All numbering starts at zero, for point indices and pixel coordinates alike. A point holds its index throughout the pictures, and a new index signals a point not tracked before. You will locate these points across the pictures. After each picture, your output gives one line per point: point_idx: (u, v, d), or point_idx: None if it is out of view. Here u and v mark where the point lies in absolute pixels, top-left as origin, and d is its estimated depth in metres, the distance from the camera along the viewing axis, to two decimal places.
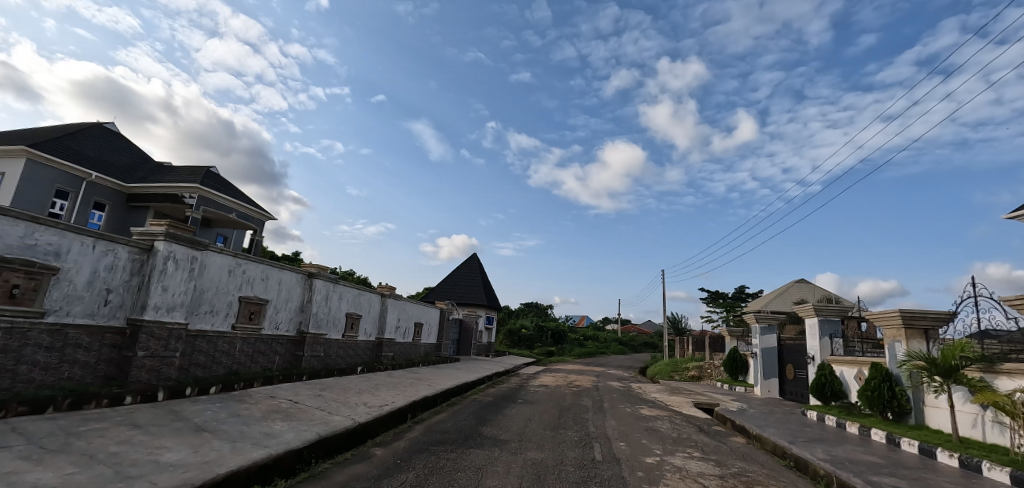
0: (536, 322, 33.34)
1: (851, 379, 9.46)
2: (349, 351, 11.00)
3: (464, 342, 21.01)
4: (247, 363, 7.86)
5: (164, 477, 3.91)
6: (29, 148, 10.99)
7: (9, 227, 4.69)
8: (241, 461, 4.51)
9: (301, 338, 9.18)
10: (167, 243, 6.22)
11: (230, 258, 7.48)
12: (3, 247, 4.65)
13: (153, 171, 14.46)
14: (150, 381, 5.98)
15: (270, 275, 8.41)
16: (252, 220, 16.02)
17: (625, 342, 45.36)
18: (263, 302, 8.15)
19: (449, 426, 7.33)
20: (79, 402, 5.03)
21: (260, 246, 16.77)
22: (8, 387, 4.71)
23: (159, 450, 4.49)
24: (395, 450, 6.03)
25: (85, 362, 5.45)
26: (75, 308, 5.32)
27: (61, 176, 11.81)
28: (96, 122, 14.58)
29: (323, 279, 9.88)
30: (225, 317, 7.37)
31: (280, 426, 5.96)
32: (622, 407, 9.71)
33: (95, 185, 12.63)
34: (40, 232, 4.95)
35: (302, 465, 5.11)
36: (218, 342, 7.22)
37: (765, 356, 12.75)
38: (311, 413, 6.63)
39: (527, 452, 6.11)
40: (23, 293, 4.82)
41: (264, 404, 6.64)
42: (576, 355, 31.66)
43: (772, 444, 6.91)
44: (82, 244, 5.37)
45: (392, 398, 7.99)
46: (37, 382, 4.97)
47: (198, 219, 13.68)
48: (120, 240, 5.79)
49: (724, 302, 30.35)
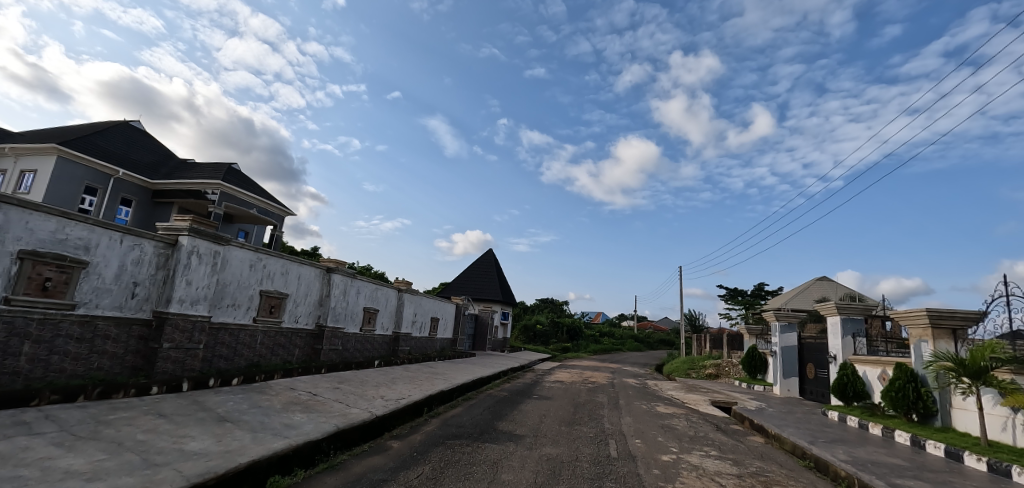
0: (552, 318, 33.35)
1: (874, 379, 9.23)
2: (366, 345, 11.13)
3: (480, 337, 20.99)
4: (267, 356, 8.01)
5: (188, 465, 4.01)
6: (59, 146, 11.39)
7: (41, 222, 4.84)
8: (261, 451, 4.61)
9: (320, 331, 9.33)
10: (190, 238, 6.37)
11: (252, 253, 7.61)
12: (36, 241, 4.80)
13: (177, 169, 14.79)
14: (174, 372, 6.15)
15: (290, 270, 8.52)
16: (272, 216, 16.29)
17: (642, 339, 45.06)
18: (283, 296, 8.29)
19: (465, 420, 7.36)
20: (107, 391, 5.20)
21: (280, 241, 17.05)
22: (41, 376, 4.88)
23: (184, 439, 4.62)
24: (411, 443, 6.10)
25: (114, 353, 5.63)
26: (104, 300, 5.48)
27: (90, 173, 12.18)
28: (122, 121, 15.07)
29: (341, 275, 9.97)
30: (247, 310, 7.52)
31: (299, 417, 6.07)
32: (638, 405, 9.64)
33: (123, 181, 12.98)
34: (70, 227, 5.11)
35: (321, 455, 5.21)
36: (239, 335, 7.37)
37: (785, 355, 12.52)
38: (329, 405, 6.74)
39: (543, 447, 6.11)
40: (55, 286, 5.00)
41: (284, 395, 6.76)
42: (593, 350, 31.55)
43: (792, 444, 6.78)
44: (110, 238, 5.53)
45: (409, 392, 8.06)
46: (69, 372, 5.15)
47: (221, 215, 13.98)
48: (145, 235, 5.94)
49: (743, 298, 29.87)
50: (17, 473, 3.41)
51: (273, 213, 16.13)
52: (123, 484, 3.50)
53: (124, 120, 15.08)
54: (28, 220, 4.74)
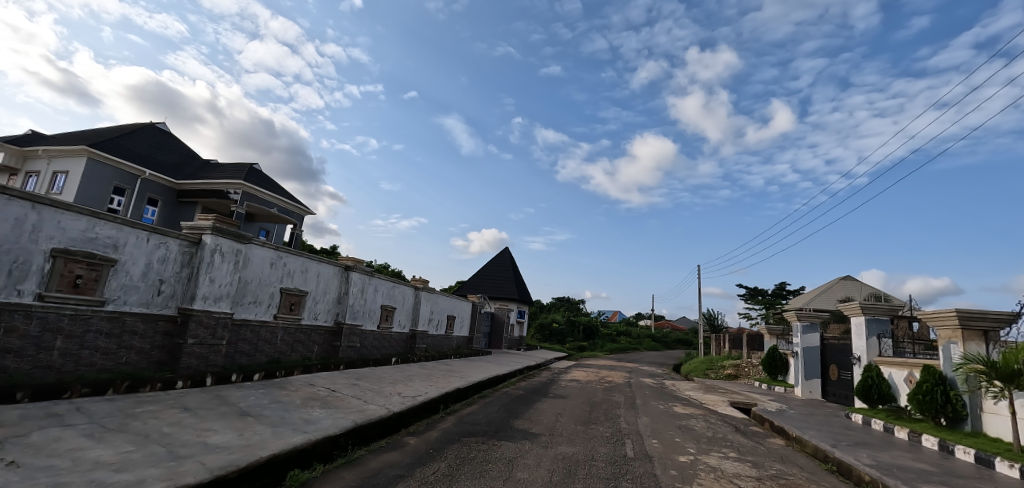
0: (568, 316, 33.25)
1: (900, 381, 8.98)
2: (383, 342, 11.23)
3: (495, 336, 20.98)
4: (288, 352, 8.17)
5: (211, 458, 4.11)
6: (89, 148, 11.78)
7: (72, 222, 5.02)
8: (282, 445, 4.71)
9: (338, 328, 9.45)
10: (213, 237, 6.53)
11: (272, 251, 7.75)
12: (68, 240, 4.98)
13: (201, 169, 15.17)
14: (198, 367, 6.31)
15: (309, 268, 8.66)
16: (292, 215, 16.57)
17: (659, 338, 44.63)
18: (302, 294, 8.41)
19: (480, 417, 7.38)
20: (135, 385, 5.37)
21: (300, 240, 17.34)
22: (72, 370, 5.06)
23: (207, 432, 4.74)
24: (428, 439, 6.15)
25: (141, 348, 5.80)
26: (131, 297, 5.65)
27: (118, 174, 12.57)
28: (149, 123, 15.52)
29: (359, 272, 10.09)
30: (268, 307, 7.67)
31: (318, 412, 6.18)
32: (655, 404, 9.54)
33: (149, 182, 13.36)
34: (100, 226, 5.27)
35: (339, 451, 5.30)
36: (261, 331, 7.52)
37: (807, 356, 12.24)
38: (348, 401, 6.84)
39: (558, 446, 6.10)
40: (85, 283, 5.18)
41: (303, 391, 6.88)
42: (610, 349, 31.29)
43: (813, 447, 6.62)
44: (137, 237, 5.70)
45: (425, 389, 8.12)
46: (98, 366, 5.33)
47: (243, 214, 14.30)
48: (171, 234, 6.11)
49: (763, 298, 29.31)
50: (49, 462, 3.54)
51: (293, 212, 16.41)
52: (150, 475, 3.61)
53: (150, 122, 15.52)
54: (61, 219, 4.92)
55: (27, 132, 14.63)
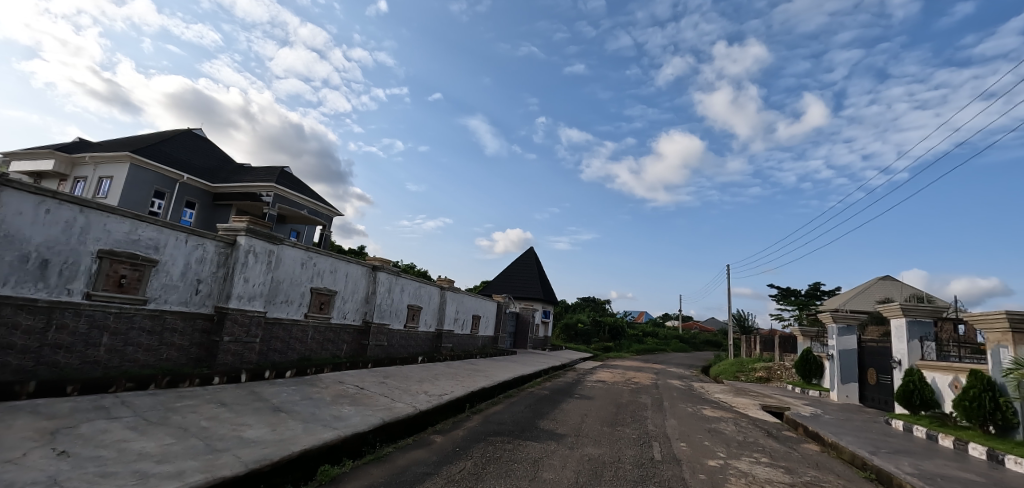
0: (594, 316, 32.97)
1: (944, 387, 8.52)
2: (410, 341, 11.38)
3: (520, 335, 20.98)
4: (318, 350, 8.37)
5: (246, 452, 4.24)
6: (132, 154, 12.36)
7: (117, 224, 5.26)
8: (312, 441, 4.82)
9: (366, 327, 9.62)
10: (247, 238, 6.75)
11: (303, 252, 7.95)
12: (113, 241, 5.23)
13: (235, 172, 15.71)
14: (233, 364, 6.53)
15: (338, 268, 8.85)
16: (322, 216, 16.97)
17: (687, 340, 43.74)
18: (331, 293, 8.60)
19: (506, 417, 7.39)
20: (175, 381, 5.59)
21: (329, 241, 17.75)
22: (118, 365, 5.31)
23: (243, 427, 4.89)
24: (454, 438, 6.19)
25: (180, 345, 6.04)
26: (171, 296, 5.89)
27: (158, 178, 13.14)
28: (186, 129, 16.17)
29: (386, 272, 10.24)
30: (299, 306, 7.87)
31: (347, 409, 6.30)
32: (683, 407, 9.35)
33: (187, 185, 13.92)
34: (142, 228, 5.51)
35: (368, 447, 5.39)
36: (292, 330, 7.73)
37: (843, 359, 11.78)
38: (376, 399, 6.95)
39: (584, 447, 6.05)
40: (129, 282, 5.42)
41: (333, 388, 7.03)
42: (636, 350, 30.86)
43: (850, 454, 6.36)
44: (177, 238, 5.93)
45: (451, 388, 8.18)
46: (141, 361, 5.58)
47: (275, 215, 14.74)
48: (208, 235, 6.34)
49: (796, 299, 28.36)
50: (96, 453, 3.72)
51: (322, 213, 16.81)
52: (189, 467, 3.74)
53: (187, 128, 16.16)
54: (107, 222, 5.16)
55: (76, 140, 15.44)
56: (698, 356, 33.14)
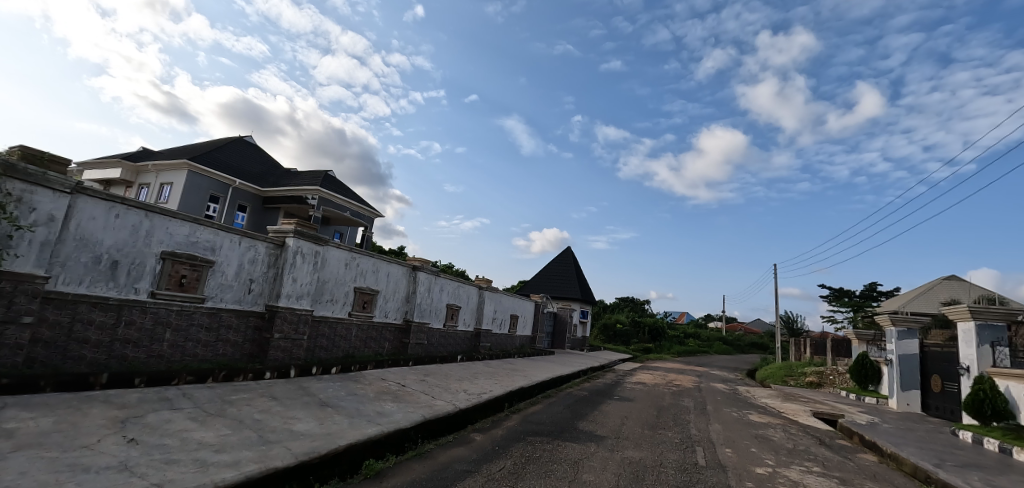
0: (633, 317, 32.39)
1: (1020, 397, 7.86)
2: (449, 340, 11.56)
3: (558, 336, 20.85)
4: (362, 347, 8.63)
5: (296, 444, 4.42)
6: (189, 162, 13.15)
7: (178, 227, 5.62)
8: (358, 435, 4.97)
9: (407, 326, 9.84)
10: (295, 239, 7.06)
11: (347, 252, 8.21)
12: (174, 243, 5.58)
13: (282, 177, 16.43)
14: (283, 360, 6.83)
15: (380, 268, 9.09)
16: (363, 218, 17.50)
17: (731, 342, 42.20)
18: (374, 293, 8.85)
19: (545, 417, 7.36)
20: (230, 375, 5.90)
21: (370, 242, 18.28)
22: (179, 359, 5.67)
23: (293, 420, 5.11)
24: (493, 437, 6.22)
25: (235, 341, 6.37)
26: (227, 295, 6.23)
27: (213, 184, 13.93)
28: (238, 137, 17.06)
29: (426, 272, 10.43)
30: (343, 305, 8.13)
31: (390, 406, 6.46)
32: (727, 411, 9.03)
33: (239, 190, 14.68)
34: (200, 231, 5.86)
35: (410, 443, 5.50)
36: (338, 327, 8.01)
37: (903, 365, 11.03)
38: (417, 396, 7.09)
39: (624, 450, 5.94)
40: (189, 282, 5.77)
41: (376, 385, 7.23)
42: (677, 352, 30.06)
43: (912, 466, 5.94)
44: (231, 240, 6.26)
45: (489, 387, 8.24)
46: (200, 356, 5.92)
47: (319, 217, 15.31)
48: (259, 237, 6.65)
49: (850, 300, 26.79)
50: (161, 441, 3.97)
51: (364, 215, 17.32)
52: (244, 457, 3.94)
53: (239, 136, 17.05)
54: (169, 226, 5.51)
55: (140, 150, 16.60)
56: (743, 359, 31.92)
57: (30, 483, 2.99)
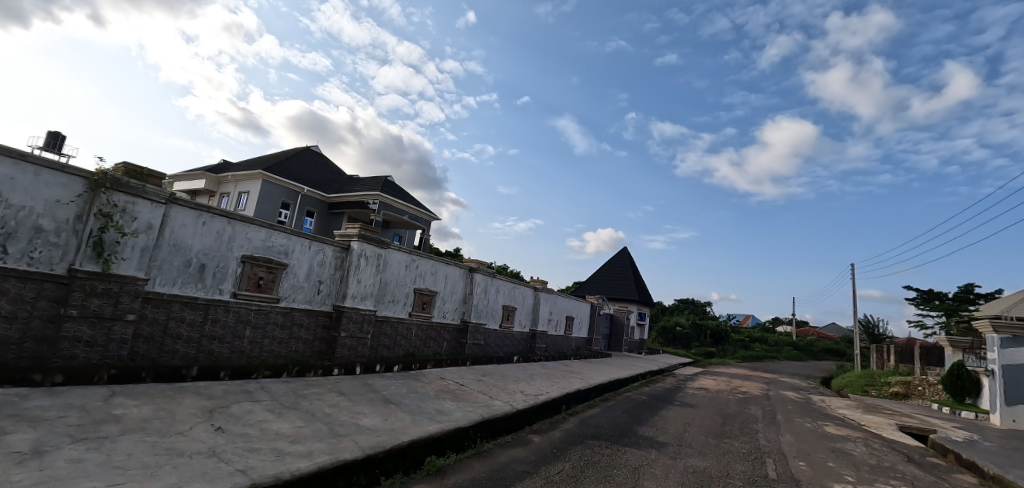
0: (693, 320, 31.17)
1: None
2: (505, 341, 11.68)
3: (615, 338, 20.45)
4: (422, 347, 8.91)
5: (363, 438, 4.63)
6: (264, 171, 14.18)
7: (256, 233, 6.07)
8: (420, 432, 5.13)
9: (464, 326, 10.04)
10: (359, 243, 7.41)
11: (407, 254, 8.51)
12: (253, 247, 6.03)
13: (346, 183, 17.33)
14: (349, 357, 7.18)
15: (438, 270, 9.34)
16: (421, 221, 18.08)
17: (802, 347, 39.46)
18: (433, 293, 9.11)
19: (603, 421, 7.24)
20: (303, 370, 6.28)
21: (428, 244, 18.86)
22: (258, 355, 6.12)
23: (359, 415, 5.36)
24: (551, 439, 6.21)
25: (306, 339, 6.79)
26: (298, 295, 6.64)
27: (285, 192, 14.94)
28: (305, 147, 18.20)
29: (482, 274, 10.60)
30: (404, 305, 8.43)
31: (450, 404, 6.62)
32: (800, 422, 8.46)
33: (307, 197, 15.65)
34: (275, 236, 6.30)
35: (469, 442, 5.61)
36: (399, 327, 8.32)
37: (1009, 377, 9.81)
38: (475, 396, 7.21)
39: (688, 458, 5.72)
40: (266, 283, 6.22)
41: (436, 384, 7.43)
42: (741, 357, 28.55)
43: None
44: (302, 244, 6.68)
45: (546, 388, 8.23)
46: (276, 352, 6.36)
47: (380, 221, 16.01)
48: (327, 241, 7.05)
49: (943, 303, 24.21)
50: (243, 430, 4.31)
51: (421, 218, 17.89)
52: (317, 449, 4.18)
53: (307, 146, 18.18)
54: (248, 231, 5.97)
55: (222, 162, 18.13)
56: (816, 366, 29.73)
57: (136, 463, 3.34)
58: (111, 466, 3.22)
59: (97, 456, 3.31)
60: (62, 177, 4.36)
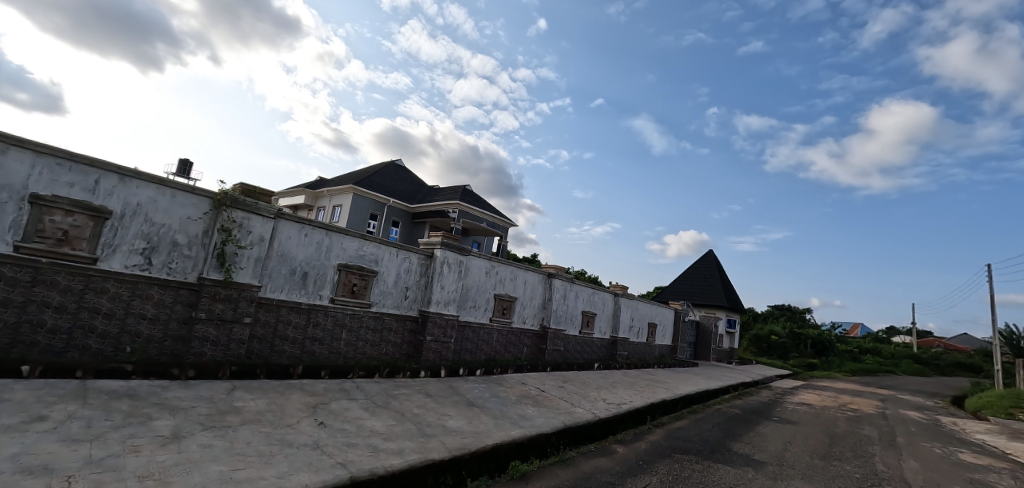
0: (790, 328, 28.66)
1: None
2: (585, 347, 11.54)
3: (701, 346, 19.38)
4: (503, 352, 9.08)
5: (449, 439, 4.79)
6: (354, 186, 15.33)
7: (350, 243, 6.56)
8: (503, 436, 5.21)
9: (544, 332, 10.08)
10: (442, 250, 7.73)
11: (487, 261, 8.73)
12: (347, 256, 6.53)
13: (428, 194, 18.22)
14: (435, 360, 7.50)
15: (517, 276, 9.46)
16: (499, 227, 18.48)
17: (926, 361, 34.56)
18: (512, 299, 9.26)
19: (692, 434, 6.88)
20: (393, 372, 6.66)
21: (505, 251, 19.22)
22: (354, 356, 6.59)
23: (445, 416, 5.57)
24: (636, 450, 6.01)
25: (395, 342, 7.20)
26: (388, 300, 7.07)
27: (373, 204, 16.03)
28: (391, 161, 19.42)
29: (561, 279, 10.58)
30: (485, 311, 8.65)
31: (531, 410, 6.66)
32: (927, 447, 7.41)
33: (393, 208, 16.66)
34: (366, 245, 6.77)
35: (552, 449, 5.59)
36: (481, 332, 8.55)
37: None
38: (557, 402, 7.19)
39: (789, 480, 5.25)
40: (359, 289, 6.69)
41: (517, 389, 7.52)
42: (850, 370, 25.65)
43: None
44: (390, 253, 7.10)
45: (629, 397, 7.99)
46: (370, 354, 6.82)
47: (460, 229, 16.60)
48: (413, 249, 7.44)
49: None
50: (342, 426, 4.66)
51: (499, 225, 18.28)
52: (407, 447, 4.40)
53: (392, 160, 19.39)
54: (343, 241, 6.48)
55: (319, 178, 19.93)
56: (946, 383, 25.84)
57: (253, 451, 3.74)
58: (234, 452, 3.63)
59: (223, 443, 3.76)
60: (192, 198, 5.02)
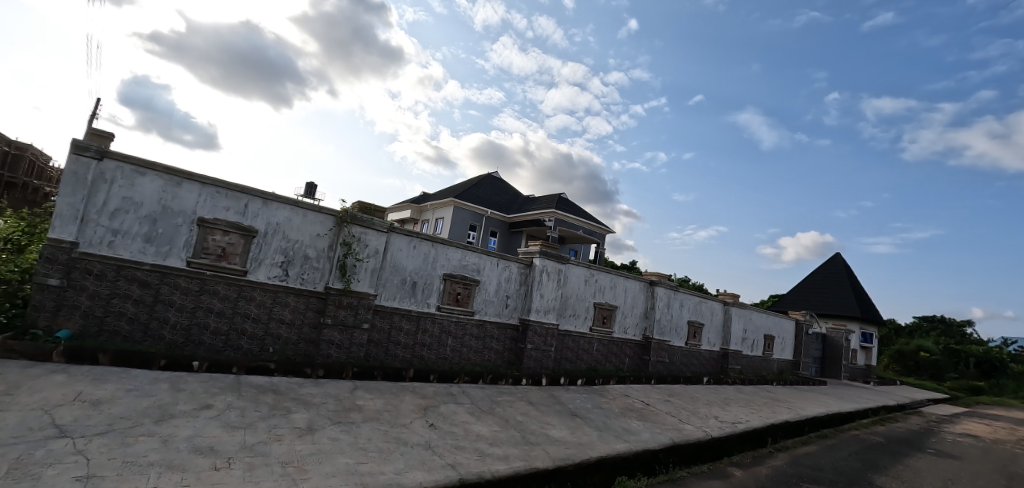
0: (946, 344, 24.26)
1: None
2: (692, 359, 10.87)
3: (830, 362, 17.19)
4: (603, 362, 8.90)
5: (553, 449, 4.79)
6: (455, 199, 16.20)
7: (454, 253, 6.92)
8: (609, 450, 5.08)
9: (647, 342, 9.69)
10: (540, 259, 7.82)
11: (586, 269, 8.64)
12: (452, 266, 6.89)
13: (523, 204, 18.62)
14: (535, 368, 7.57)
15: (617, 284, 9.23)
16: (595, 235, 18.24)
17: None
18: (612, 308, 9.05)
19: (824, 463, 6.10)
20: (496, 378, 6.86)
21: (602, 258, 18.89)
22: (459, 362, 6.92)
23: (548, 425, 5.59)
24: (756, 475, 5.48)
25: (497, 349, 7.42)
26: (489, 308, 7.31)
27: (471, 216, 16.79)
28: (487, 174, 20.21)
29: (664, 288, 10.10)
30: (584, 320, 8.56)
31: (636, 424, 6.41)
32: None
33: (490, 219, 17.28)
34: (469, 255, 7.09)
35: (661, 466, 5.32)
36: (581, 341, 8.47)
37: None
38: (663, 417, 6.85)
39: None
40: (463, 297, 7.02)
41: (620, 401, 7.30)
42: None
43: None
44: (491, 262, 7.36)
45: (746, 416, 7.34)
46: (474, 360, 7.10)
47: (556, 238, 16.69)
48: (512, 259, 7.62)
49: None
50: (450, 428, 4.90)
51: (595, 232, 18.05)
52: (512, 454, 4.48)
53: (488, 173, 20.18)
54: (448, 252, 6.85)
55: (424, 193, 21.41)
56: None
57: (374, 447, 4.08)
58: (359, 447, 4.00)
59: (349, 437, 4.16)
60: (320, 216, 5.68)
